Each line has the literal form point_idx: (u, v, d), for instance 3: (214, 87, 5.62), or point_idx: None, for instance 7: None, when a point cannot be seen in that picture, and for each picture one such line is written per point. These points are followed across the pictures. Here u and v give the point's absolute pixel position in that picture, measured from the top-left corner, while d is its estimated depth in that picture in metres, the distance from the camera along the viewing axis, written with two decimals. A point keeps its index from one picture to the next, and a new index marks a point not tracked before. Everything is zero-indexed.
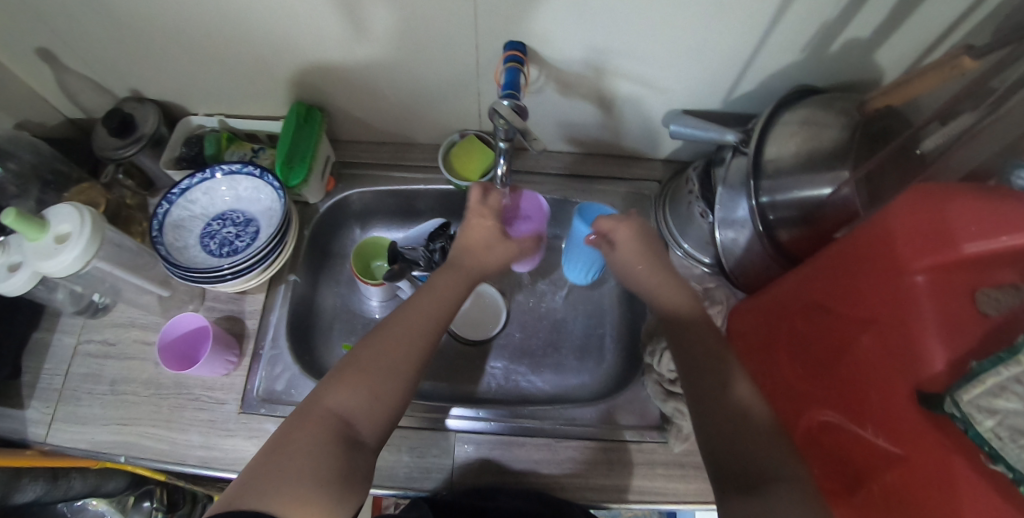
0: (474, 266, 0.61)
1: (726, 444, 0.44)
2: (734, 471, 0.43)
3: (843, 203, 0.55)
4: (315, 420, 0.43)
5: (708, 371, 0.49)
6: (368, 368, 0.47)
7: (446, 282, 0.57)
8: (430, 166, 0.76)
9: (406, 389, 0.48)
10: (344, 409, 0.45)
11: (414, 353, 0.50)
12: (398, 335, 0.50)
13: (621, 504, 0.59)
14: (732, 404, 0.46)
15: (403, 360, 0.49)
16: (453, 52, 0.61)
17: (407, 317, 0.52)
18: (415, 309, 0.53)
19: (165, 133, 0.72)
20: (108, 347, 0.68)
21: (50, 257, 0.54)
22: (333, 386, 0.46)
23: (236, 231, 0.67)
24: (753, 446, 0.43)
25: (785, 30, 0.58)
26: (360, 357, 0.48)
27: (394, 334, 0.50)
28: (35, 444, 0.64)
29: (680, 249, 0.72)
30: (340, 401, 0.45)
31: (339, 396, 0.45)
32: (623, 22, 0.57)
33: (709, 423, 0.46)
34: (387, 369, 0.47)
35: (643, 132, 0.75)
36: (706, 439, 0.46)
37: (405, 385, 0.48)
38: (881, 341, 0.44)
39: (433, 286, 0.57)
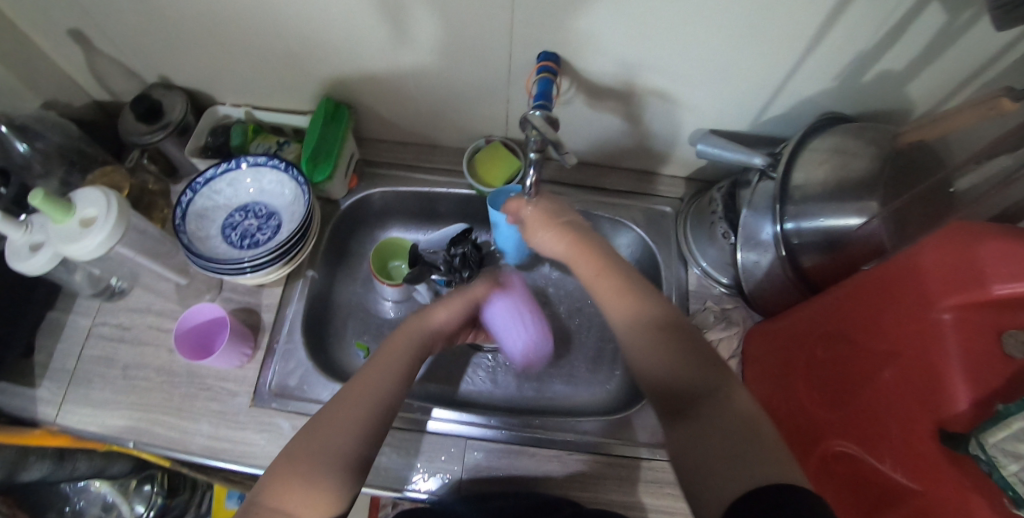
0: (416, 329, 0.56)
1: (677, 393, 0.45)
2: (670, 400, 0.45)
3: (869, 235, 0.55)
4: None
5: (665, 344, 0.47)
6: (303, 465, 0.43)
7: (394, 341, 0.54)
8: (453, 170, 0.76)
9: (352, 462, 0.44)
10: (280, 509, 0.41)
11: (356, 423, 0.46)
12: (340, 421, 0.46)
13: None
14: (687, 363, 0.45)
15: (344, 441, 0.45)
16: (485, 59, 0.61)
17: (350, 393, 0.48)
18: (360, 382, 0.49)
19: (192, 121, 0.72)
20: (122, 332, 0.69)
21: (75, 241, 0.54)
22: (269, 480, 0.43)
23: (258, 223, 0.67)
24: (694, 388, 0.44)
25: (820, 56, 0.58)
26: (294, 449, 0.44)
27: (336, 416, 0.46)
28: (45, 423, 0.64)
29: (698, 267, 0.72)
30: (274, 496, 0.41)
31: (278, 495, 0.41)
32: (658, 39, 0.57)
33: (661, 388, 0.46)
34: (327, 456, 0.43)
35: (667, 149, 0.75)
36: (656, 394, 0.47)
37: (352, 458, 0.44)
38: (902, 375, 0.44)
39: (383, 352, 0.53)
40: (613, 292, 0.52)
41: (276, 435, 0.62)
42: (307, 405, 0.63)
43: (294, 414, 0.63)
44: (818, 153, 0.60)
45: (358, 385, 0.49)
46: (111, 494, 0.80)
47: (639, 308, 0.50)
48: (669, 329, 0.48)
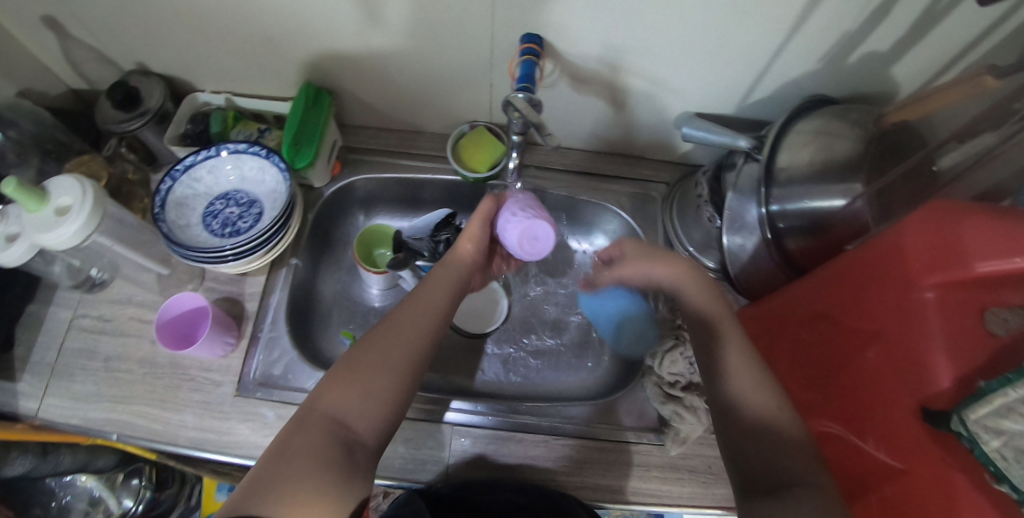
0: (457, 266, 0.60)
1: (753, 454, 0.44)
2: (748, 454, 0.45)
3: (854, 216, 0.55)
4: (312, 423, 0.43)
5: (708, 353, 0.52)
6: (359, 374, 0.46)
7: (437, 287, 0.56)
8: (438, 155, 0.75)
9: (404, 387, 0.48)
10: (338, 410, 0.44)
11: (406, 357, 0.49)
12: (392, 342, 0.49)
13: (617, 504, 0.59)
14: (734, 384, 0.48)
15: (396, 364, 0.48)
16: (468, 42, 0.60)
17: (403, 324, 0.51)
18: (409, 318, 0.52)
19: (171, 108, 0.71)
20: (104, 324, 0.67)
21: (50, 230, 0.53)
22: (326, 389, 0.46)
23: (239, 211, 0.66)
24: (750, 415, 0.46)
25: (806, 36, 0.57)
26: (352, 360, 0.47)
27: (391, 336, 0.49)
28: (26, 417, 0.63)
29: (685, 252, 0.71)
30: (333, 403, 0.44)
31: (331, 398, 0.45)
32: (642, 21, 0.56)
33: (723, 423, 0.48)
34: (381, 370, 0.47)
35: (654, 134, 0.74)
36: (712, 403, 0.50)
37: (402, 387, 0.48)
38: (886, 355, 0.44)
39: (423, 291, 0.55)
40: (699, 297, 0.57)
41: (261, 425, 0.61)
42: (292, 394, 0.63)
43: (279, 404, 0.62)
44: (803, 134, 0.60)
45: (409, 312, 0.52)
46: (97, 489, 0.79)
47: (701, 314, 0.55)
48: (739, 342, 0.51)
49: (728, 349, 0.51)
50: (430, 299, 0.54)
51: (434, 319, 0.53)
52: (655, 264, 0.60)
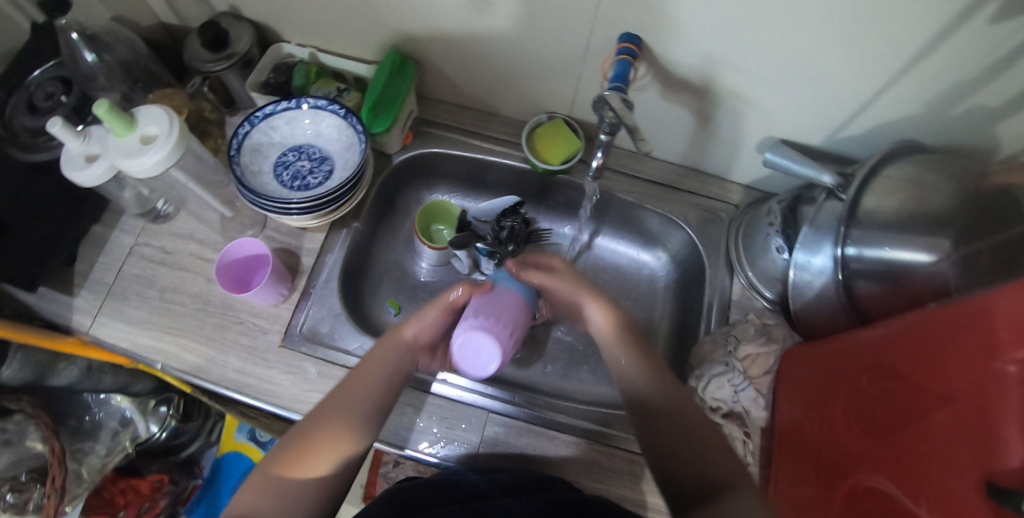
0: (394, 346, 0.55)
1: (677, 451, 0.48)
2: (690, 490, 0.46)
3: (935, 273, 0.51)
4: None
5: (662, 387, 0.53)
6: (296, 477, 0.45)
7: (369, 366, 0.53)
8: (510, 141, 0.75)
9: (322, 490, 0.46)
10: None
11: (324, 459, 0.46)
12: (333, 425, 0.48)
13: None
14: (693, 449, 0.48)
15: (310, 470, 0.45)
16: (565, 32, 0.59)
17: (326, 419, 0.48)
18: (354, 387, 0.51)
19: (256, 55, 0.71)
20: (163, 255, 0.69)
21: (134, 157, 0.54)
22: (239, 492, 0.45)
23: (310, 166, 0.66)
24: (713, 474, 0.46)
25: (915, 78, 0.55)
26: (265, 465, 0.45)
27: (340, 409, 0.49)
28: (78, 333, 0.65)
29: (743, 276, 0.70)
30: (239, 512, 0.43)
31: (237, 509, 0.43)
32: (748, 36, 0.55)
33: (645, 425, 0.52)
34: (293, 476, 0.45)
35: (730, 154, 0.73)
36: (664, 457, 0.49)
37: (320, 489, 0.45)
38: (956, 421, 0.41)
39: (358, 373, 0.52)
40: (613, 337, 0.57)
41: (301, 379, 0.62)
42: (335, 354, 0.63)
43: (322, 361, 0.63)
44: (893, 180, 0.57)
45: (346, 395, 0.51)
46: (131, 411, 0.82)
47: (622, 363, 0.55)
48: (682, 406, 0.51)
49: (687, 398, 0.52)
50: (361, 386, 0.51)
51: (368, 412, 0.50)
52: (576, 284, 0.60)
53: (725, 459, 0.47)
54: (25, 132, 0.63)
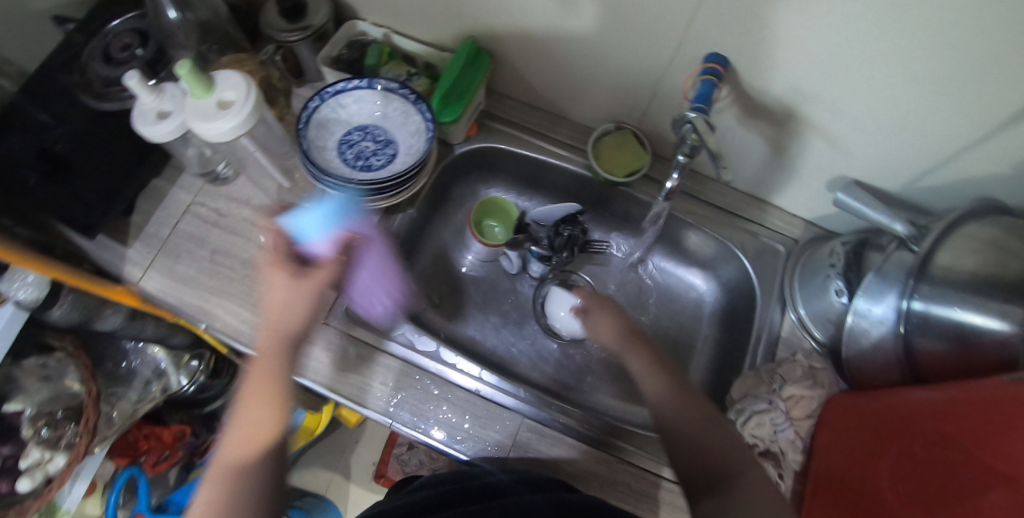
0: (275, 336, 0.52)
1: (693, 446, 0.49)
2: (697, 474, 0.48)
3: (1003, 343, 0.48)
4: None
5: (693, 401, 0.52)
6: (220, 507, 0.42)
7: (263, 361, 0.51)
8: (574, 146, 0.74)
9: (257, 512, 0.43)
10: None
11: (249, 478, 0.44)
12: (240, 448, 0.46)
13: None
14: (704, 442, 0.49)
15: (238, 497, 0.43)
16: (651, 45, 0.58)
17: (238, 438, 0.46)
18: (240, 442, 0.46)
19: (331, 30, 0.71)
20: (218, 217, 0.70)
21: (209, 121, 0.54)
22: None
23: (374, 147, 0.66)
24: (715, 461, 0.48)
25: (1016, 137, 0.52)
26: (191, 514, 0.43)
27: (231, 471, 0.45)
28: (128, 282, 0.66)
29: (795, 314, 0.69)
30: None
31: None
32: (843, 77, 0.53)
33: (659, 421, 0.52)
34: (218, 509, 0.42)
35: (798, 188, 0.71)
36: (685, 459, 0.49)
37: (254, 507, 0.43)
38: (1011, 500, 0.38)
39: (254, 379, 0.50)
40: (649, 379, 0.55)
41: (341, 358, 0.62)
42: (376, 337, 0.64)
43: (362, 343, 0.63)
44: (972, 239, 0.55)
45: (246, 422, 0.47)
46: (165, 362, 0.83)
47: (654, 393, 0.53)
48: (697, 411, 0.51)
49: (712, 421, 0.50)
50: (263, 390, 0.49)
51: (277, 410, 0.49)
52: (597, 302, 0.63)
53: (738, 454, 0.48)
54: (99, 81, 0.64)
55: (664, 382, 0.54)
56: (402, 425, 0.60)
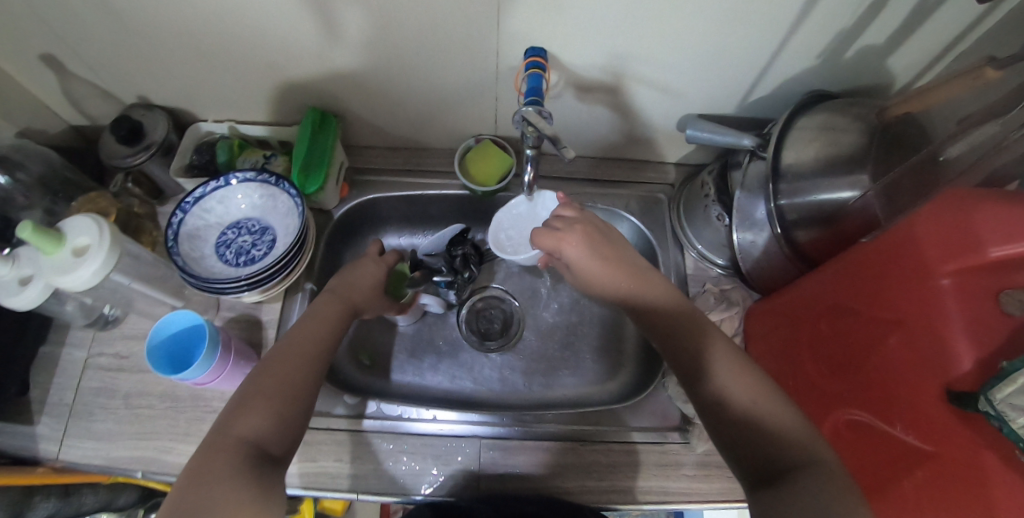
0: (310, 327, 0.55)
1: (725, 420, 0.48)
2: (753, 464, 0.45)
3: (864, 207, 0.56)
4: (222, 446, 0.43)
5: (689, 335, 0.54)
6: (279, 392, 0.48)
7: (327, 301, 0.59)
8: (445, 171, 0.77)
9: (310, 382, 0.51)
10: (249, 434, 0.45)
11: (303, 371, 0.51)
12: (293, 343, 0.53)
13: (630, 505, 0.60)
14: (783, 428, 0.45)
15: (299, 374, 0.50)
16: (474, 56, 0.61)
17: (292, 339, 0.53)
18: (289, 364, 0.51)
19: (175, 139, 0.71)
20: (121, 361, 0.67)
21: (69, 272, 0.52)
22: (235, 415, 0.46)
23: (252, 239, 0.66)
24: (787, 449, 0.44)
25: (804, 35, 0.59)
26: (260, 378, 0.49)
27: (277, 374, 0.49)
28: (47, 461, 0.62)
29: (694, 250, 0.74)
30: (245, 428, 0.45)
31: (242, 424, 0.45)
32: (646, 30, 0.58)
33: (717, 420, 0.49)
34: (302, 366, 0.51)
35: (655, 137, 0.76)
36: (719, 431, 0.48)
37: (308, 378, 0.51)
38: (907, 340, 0.45)
39: (310, 315, 0.57)
40: (614, 276, 0.59)
41: None
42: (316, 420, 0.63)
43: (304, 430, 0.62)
44: (807, 130, 0.60)
45: (301, 328, 0.55)
46: None
47: (653, 301, 0.57)
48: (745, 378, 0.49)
49: (714, 357, 0.51)
50: (322, 320, 0.56)
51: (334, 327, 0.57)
52: (603, 260, 0.59)
53: (816, 440, 0.45)
54: None
55: (635, 278, 0.58)
56: (367, 493, 0.59)
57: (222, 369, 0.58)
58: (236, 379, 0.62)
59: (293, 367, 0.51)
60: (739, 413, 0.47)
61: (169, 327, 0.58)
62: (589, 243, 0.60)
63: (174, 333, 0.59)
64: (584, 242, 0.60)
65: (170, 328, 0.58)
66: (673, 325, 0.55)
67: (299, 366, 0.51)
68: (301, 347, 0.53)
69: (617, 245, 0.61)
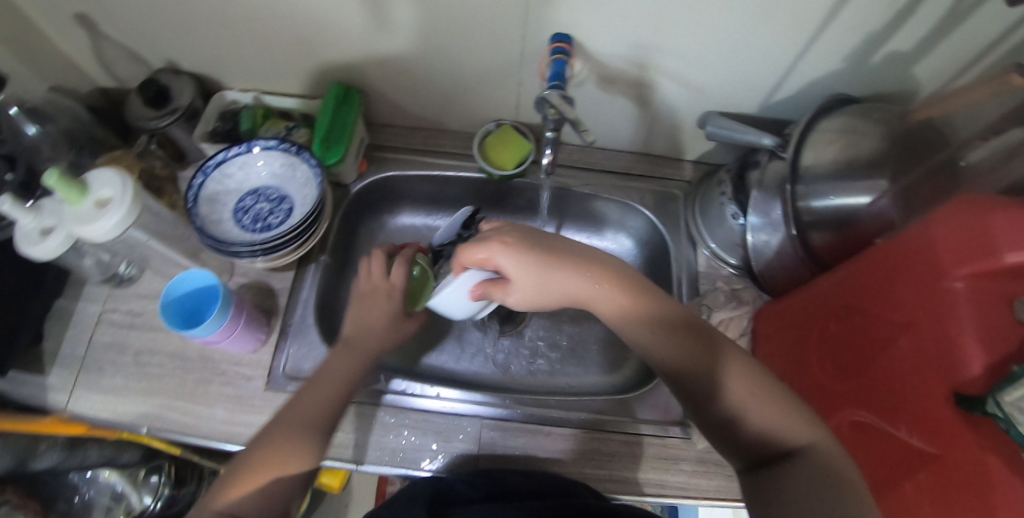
0: (316, 391, 0.53)
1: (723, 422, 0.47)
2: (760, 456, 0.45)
3: (879, 212, 0.56)
4: (209, 513, 0.46)
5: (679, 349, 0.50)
6: (270, 469, 0.48)
7: (339, 358, 0.56)
8: (463, 153, 0.77)
9: (305, 458, 0.50)
10: (234, 506, 0.46)
11: (300, 447, 0.49)
12: (297, 413, 0.51)
13: (634, 496, 0.60)
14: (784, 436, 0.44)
15: (296, 449, 0.49)
16: (499, 39, 0.61)
17: (297, 406, 0.52)
18: (285, 433, 0.50)
19: (200, 106, 0.72)
20: (133, 319, 0.68)
21: (90, 222, 0.53)
22: (226, 486, 0.47)
23: (269, 207, 0.66)
24: (785, 445, 0.44)
25: (831, 36, 0.59)
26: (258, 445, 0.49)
27: (272, 451, 0.48)
28: (55, 411, 0.63)
29: (707, 248, 0.74)
30: (229, 500, 0.46)
31: (228, 496, 0.46)
32: (672, 23, 0.58)
33: (723, 429, 0.47)
34: (292, 447, 0.49)
35: (675, 133, 0.76)
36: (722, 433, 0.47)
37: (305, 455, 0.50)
38: (916, 343, 0.46)
39: (320, 378, 0.55)
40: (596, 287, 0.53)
41: None
42: None
43: None
44: (827, 132, 0.61)
45: (307, 395, 0.53)
46: (121, 484, 0.80)
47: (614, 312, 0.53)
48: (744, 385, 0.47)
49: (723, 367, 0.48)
50: (327, 386, 0.54)
51: (340, 389, 0.54)
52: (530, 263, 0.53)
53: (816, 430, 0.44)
54: None
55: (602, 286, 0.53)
56: (367, 464, 0.60)
57: (232, 329, 0.59)
58: (244, 340, 0.62)
59: (290, 439, 0.50)
60: (756, 430, 0.45)
61: (183, 282, 0.59)
62: (519, 248, 0.53)
63: (189, 288, 0.60)
64: (513, 245, 0.53)
65: (184, 283, 0.59)
66: (647, 334, 0.51)
67: (298, 438, 0.50)
68: (304, 415, 0.51)
69: (552, 244, 0.55)
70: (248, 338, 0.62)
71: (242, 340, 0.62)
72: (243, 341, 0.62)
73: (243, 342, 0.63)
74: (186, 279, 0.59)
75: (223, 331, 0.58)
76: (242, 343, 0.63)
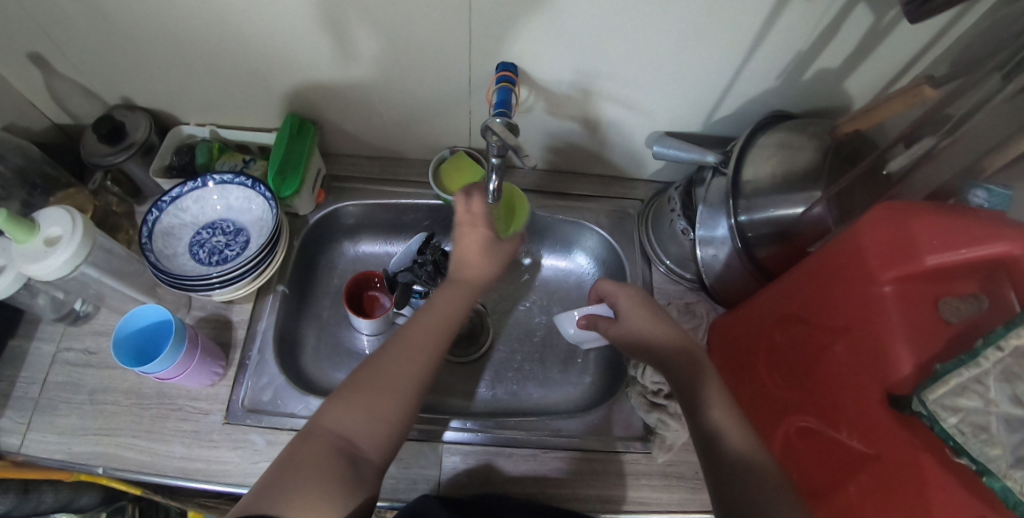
0: (434, 323, 0.55)
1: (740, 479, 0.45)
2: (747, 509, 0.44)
3: (816, 221, 0.58)
4: (315, 437, 0.46)
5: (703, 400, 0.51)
6: (378, 391, 0.49)
7: (450, 293, 0.58)
8: (420, 180, 0.79)
9: (410, 397, 0.50)
10: (338, 427, 0.47)
11: (407, 378, 0.50)
12: (408, 344, 0.52)
13: (611, 514, 0.60)
14: (752, 463, 0.46)
15: (407, 376, 0.50)
16: (447, 69, 0.63)
17: (409, 336, 0.53)
18: (395, 362, 0.51)
19: (156, 141, 0.72)
20: (89, 357, 0.67)
21: (39, 260, 0.53)
22: (332, 406, 0.48)
23: (226, 240, 0.68)
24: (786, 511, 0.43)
25: (763, 57, 0.61)
26: (366, 371, 0.50)
27: (390, 367, 0.50)
28: (6, 454, 0.61)
29: (662, 265, 0.76)
30: (338, 421, 0.47)
31: (335, 416, 0.47)
32: (612, 47, 0.60)
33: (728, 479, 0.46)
34: (406, 378, 0.50)
35: (627, 152, 0.78)
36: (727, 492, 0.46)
37: (414, 389, 0.50)
38: (854, 349, 0.47)
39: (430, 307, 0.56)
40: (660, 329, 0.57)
41: (250, 452, 0.61)
42: (280, 420, 0.63)
43: (268, 429, 0.63)
44: (765, 148, 0.63)
45: (419, 329, 0.54)
46: None
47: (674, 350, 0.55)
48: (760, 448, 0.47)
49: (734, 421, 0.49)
50: (442, 316, 0.55)
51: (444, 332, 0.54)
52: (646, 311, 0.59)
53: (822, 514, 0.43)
54: None
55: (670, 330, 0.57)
56: None
57: (187, 364, 0.59)
58: (199, 374, 0.61)
59: (399, 371, 0.50)
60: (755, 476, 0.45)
61: (138, 319, 0.59)
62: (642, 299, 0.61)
63: (144, 324, 0.60)
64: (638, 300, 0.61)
65: (139, 319, 0.59)
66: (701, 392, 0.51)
67: (406, 362, 0.51)
68: (421, 343, 0.53)
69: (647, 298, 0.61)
70: (205, 371, 0.62)
71: (196, 375, 0.61)
72: (198, 376, 0.62)
73: (198, 377, 0.62)
74: (141, 314, 0.59)
75: (172, 368, 0.58)
76: (200, 377, 0.62)
